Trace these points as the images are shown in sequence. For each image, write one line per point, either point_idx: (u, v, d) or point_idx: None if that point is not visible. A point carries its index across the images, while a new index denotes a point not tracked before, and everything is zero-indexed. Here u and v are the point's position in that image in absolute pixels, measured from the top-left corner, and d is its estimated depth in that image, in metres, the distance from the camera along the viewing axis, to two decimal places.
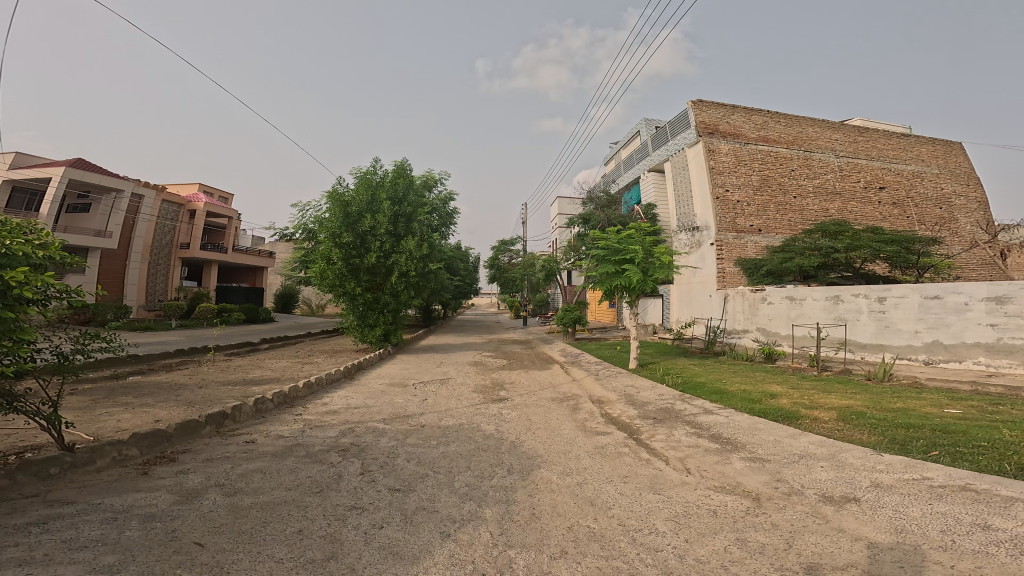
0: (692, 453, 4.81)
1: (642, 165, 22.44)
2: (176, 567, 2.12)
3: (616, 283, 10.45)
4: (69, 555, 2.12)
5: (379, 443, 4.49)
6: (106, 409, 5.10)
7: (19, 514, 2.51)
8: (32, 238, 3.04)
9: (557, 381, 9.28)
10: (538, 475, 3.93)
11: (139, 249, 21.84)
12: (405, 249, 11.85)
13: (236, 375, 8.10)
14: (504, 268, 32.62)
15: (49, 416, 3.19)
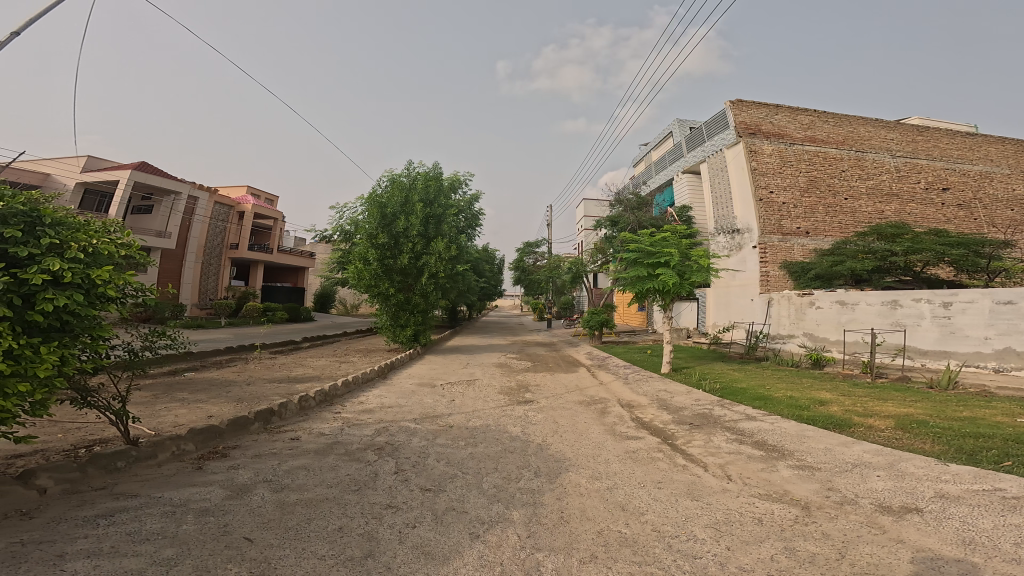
0: (734, 460, 4.65)
1: (676, 166, 21.84)
2: (229, 560, 2.25)
3: (649, 287, 10.19)
4: (133, 548, 2.30)
5: (410, 443, 4.60)
6: (166, 404, 5.50)
7: (88, 506, 2.74)
8: (115, 238, 3.29)
9: (586, 384, 9.20)
10: (566, 479, 3.91)
11: (194, 250, 23.31)
12: (435, 250, 12.02)
13: (280, 373, 8.53)
14: (529, 269, 32.60)
15: (117, 411, 3.47)
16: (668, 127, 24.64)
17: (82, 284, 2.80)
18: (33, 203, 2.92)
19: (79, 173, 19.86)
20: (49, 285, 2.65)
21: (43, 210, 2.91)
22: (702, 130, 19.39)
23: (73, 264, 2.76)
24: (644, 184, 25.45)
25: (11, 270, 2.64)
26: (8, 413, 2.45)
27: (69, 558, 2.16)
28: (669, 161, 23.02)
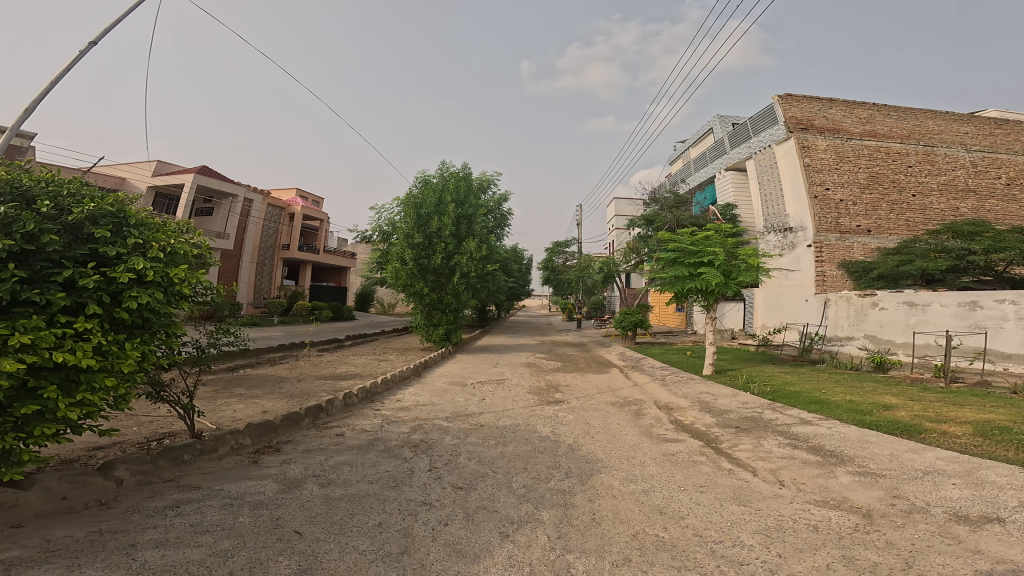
0: (786, 465, 4.44)
1: (719, 163, 20.87)
2: (280, 552, 2.42)
3: (689, 287, 9.84)
4: (195, 538, 2.51)
5: (443, 441, 4.72)
6: (225, 399, 5.96)
7: (158, 497, 3.02)
8: (187, 238, 3.61)
9: (619, 385, 9.03)
10: (598, 480, 3.89)
11: (249, 251, 24.90)
12: (467, 250, 12.23)
13: (325, 370, 8.99)
14: (558, 269, 32.22)
15: (185, 405, 3.80)
16: (709, 123, 23.64)
17: (161, 283, 3.09)
18: (119, 205, 3.24)
19: (149, 178, 21.69)
20: (134, 285, 2.95)
21: (128, 212, 3.23)
22: (747, 125, 18.41)
23: (154, 263, 3.04)
24: (682, 183, 24.53)
25: (101, 268, 2.94)
26: (97, 405, 2.74)
27: (141, 547, 2.37)
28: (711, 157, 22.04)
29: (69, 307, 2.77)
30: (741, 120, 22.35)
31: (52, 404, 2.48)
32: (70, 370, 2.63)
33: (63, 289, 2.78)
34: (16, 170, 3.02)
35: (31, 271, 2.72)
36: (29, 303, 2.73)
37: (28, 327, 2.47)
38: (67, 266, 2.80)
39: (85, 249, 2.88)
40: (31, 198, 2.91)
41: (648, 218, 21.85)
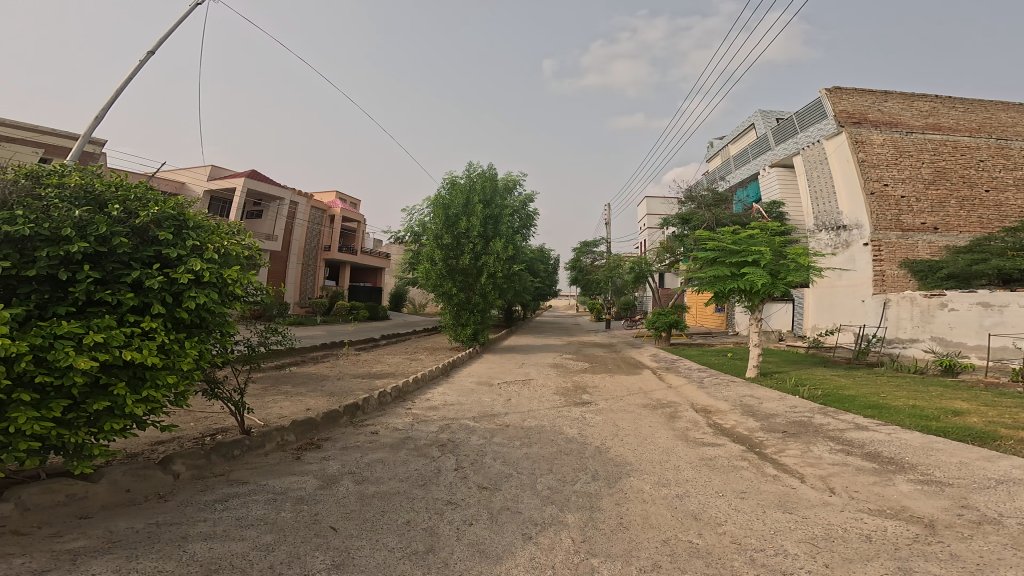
0: (839, 472, 4.21)
1: (763, 159, 19.82)
2: (316, 547, 2.56)
3: (732, 287, 9.43)
4: (241, 531, 2.68)
5: (469, 441, 4.81)
6: (272, 397, 6.34)
7: (210, 491, 3.24)
8: (239, 240, 3.89)
9: (651, 387, 8.82)
10: (627, 483, 3.85)
11: (296, 252, 26.23)
12: (494, 251, 12.32)
13: (362, 369, 9.37)
14: (585, 270, 31.60)
15: (236, 403, 4.08)
16: (750, 118, 22.63)
17: (217, 283, 3.35)
18: (179, 208, 3.53)
19: (206, 182, 23.10)
20: (192, 285, 3.21)
21: (187, 215, 3.51)
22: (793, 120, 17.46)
23: (210, 265, 3.30)
24: (721, 180, 23.49)
25: (164, 269, 3.21)
26: (159, 402, 3.00)
27: (191, 539, 2.54)
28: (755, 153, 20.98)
29: (137, 306, 3.04)
30: (784, 116, 21.23)
31: (121, 401, 2.76)
32: (137, 368, 2.90)
33: (132, 289, 3.07)
34: (91, 176, 3.33)
35: (105, 272, 3.01)
36: (103, 303, 3.02)
37: (101, 327, 2.74)
38: (135, 267, 3.08)
39: (150, 251, 3.16)
40: (104, 202, 3.21)
41: (685, 217, 21.06)
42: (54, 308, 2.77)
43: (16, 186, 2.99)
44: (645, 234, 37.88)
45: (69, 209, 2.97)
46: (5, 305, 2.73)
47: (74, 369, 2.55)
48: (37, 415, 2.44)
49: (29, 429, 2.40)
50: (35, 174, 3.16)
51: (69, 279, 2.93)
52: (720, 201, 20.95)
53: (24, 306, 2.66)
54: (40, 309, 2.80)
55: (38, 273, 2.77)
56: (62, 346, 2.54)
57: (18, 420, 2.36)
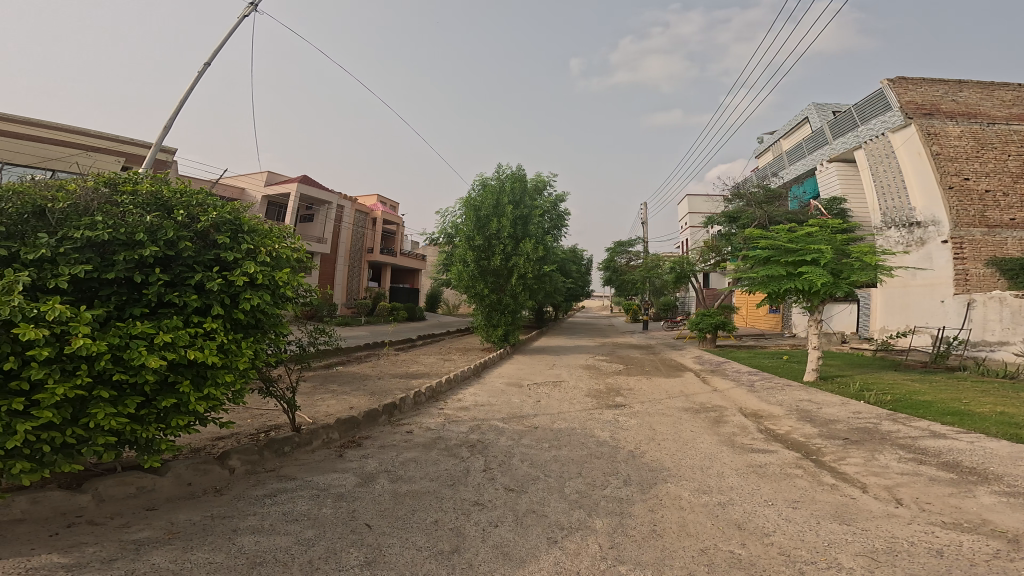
0: (908, 481, 3.92)
1: (821, 153, 18.41)
2: (352, 543, 2.73)
3: (789, 287, 8.83)
4: (286, 526, 2.89)
5: (499, 442, 4.90)
6: (320, 395, 6.73)
7: (261, 486, 3.52)
8: (290, 242, 4.16)
9: (694, 390, 8.50)
10: (663, 490, 3.78)
11: (343, 255, 27.52)
12: (524, 251, 12.31)
13: (399, 369, 9.73)
14: (621, 270, 30.71)
15: (288, 401, 4.39)
16: (803, 112, 21.27)
17: (270, 285, 3.63)
18: (236, 213, 3.83)
19: (263, 188, 24.56)
20: (247, 288, 3.50)
21: (242, 219, 3.81)
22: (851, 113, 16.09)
23: (263, 268, 3.57)
24: (772, 177, 22.07)
25: (224, 271, 3.51)
26: (218, 400, 3.31)
27: (241, 532, 2.77)
28: (811, 148, 19.56)
29: (199, 307, 3.36)
30: (843, 107, 19.70)
31: (186, 398, 3.06)
32: (199, 367, 3.20)
33: (195, 291, 3.38)
34: (159, 183, 3.67)
35: (173, 275, 3.34)
36: (171, 304, 3.35)
37: (168, 328, 3.05)
38: (198, 270, 3.40)
39: (211, 254, 3.47)
40: (170, 208, 3.54)
41: (733, 214, 19.46)
42: (130, 309, 3.10)
43: (97, 193, 3.34)
44: (686, 233, 36.40)
45: (141, 216, 3.30)
46: (90, 305, 3.10)
47: (146, 367, 2.86)
48: (114, 410, 2.75)
49: (108, 423, 2.72)
50: (113, 181, 3.53)
51: (142, 282, 3.27)
52: (772, 198, 19.67)
53: (106, 307, 3.01)
54: (118, 310, 3.14)
55: (117, 276, 3.10)
56: (136, 346, 2.85)
57: (98, 416, 2.68)
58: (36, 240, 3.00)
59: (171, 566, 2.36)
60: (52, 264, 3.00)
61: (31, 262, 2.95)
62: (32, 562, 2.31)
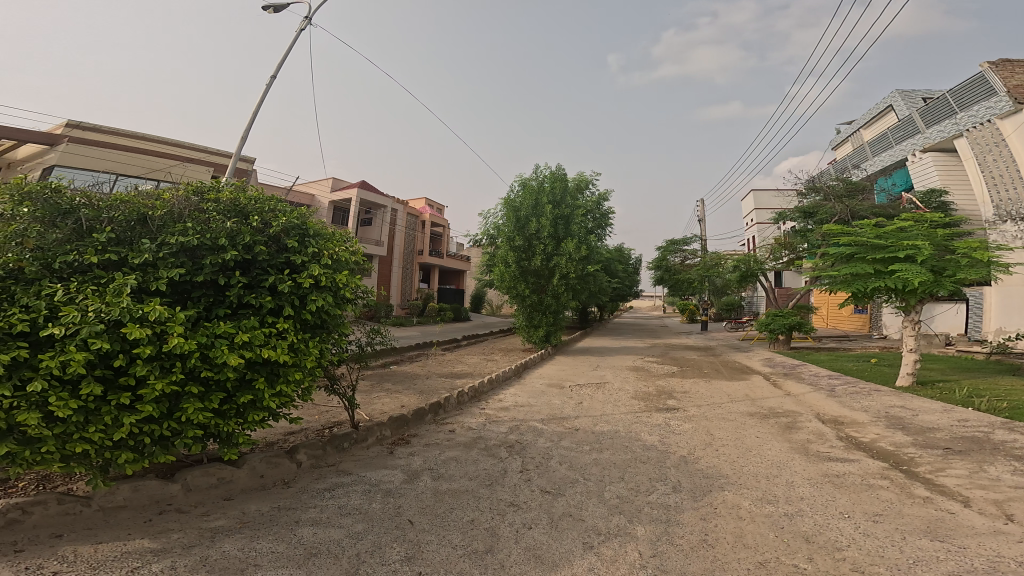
0: (1022, 498, 3.50)
1: (911, 143, 16.54)
2: (395, 539, 2.91)
3: (877, 286, 7.98)
4: (341, 519, 3.14)
5: (537, 443, 4.95)
6: (375, 394, 7.12)
7: (322, 480, 3.84)
8: (349, 245, 4.46)
9: (761, 395, 8.00)
10: (719, 498, 3.64)
11: (397, 257, 28.78)
12: (566, 251, 12.16)
13: (446, 369, 10.04)
14: (675, 270, 29.31)
15: (348, 399, 4.72)
16: (883, 100, 19.44)
17: (332, 287, 3.94)
18: (303, 218, 4.18)
19: (329, 193, 26.18)
20: (313, 290, 3.83)
21: (308, 223, 4.13)
22: (949, 101, 14.65)
23: (326, 270, 3.88)
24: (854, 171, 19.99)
25: (293, 273, 3.86)
26: (288, 396, 3.66)
27: (301, 524, 3.05)
28: (897, 137, 17.61)
29: (273, 308, 3.72)
30: (934, 93, 17.80)
31: (261, 394, 3.43)
32: (273, 365, 3.56)
33: (269, 293, 3.75)
34: (238, 191, 4.08)
35: (251, 278, 3.72)
36: (249, 305, 3.74)
37: (247, 328, 3.41)
38: (271, 273, 3.76)
39: (282, 258, 3.82)
40: (248, 213, 3.92)
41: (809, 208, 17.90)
42: (216, 310, 3.51)
43: (188, 201, 3.77)
44: (752, 230, 34.11)
45: (224, 222, 3.69)
46: (184, 305, 3.54)
47: (227, 365, 3.24)
48: (200, 406, 3.16)
49: (196, 417, 3.12)
50: (201, 190, 3.97)
51: (225, 284, 3.68)
52: (853, 191, 17.65)
53: (196, 308, 3.42)
54: (206, 310, 3.57)
55: (205, 279, 3.52)
56: (219, 345, 3.23)
57: (189, 410, 3.09)
58: (140, 246, 3.45)
59: (239, 554, 2.64)
60: (153, 268, 3.44)
61: (137, 266, 3.41)
62: (130, 545, 2.68)
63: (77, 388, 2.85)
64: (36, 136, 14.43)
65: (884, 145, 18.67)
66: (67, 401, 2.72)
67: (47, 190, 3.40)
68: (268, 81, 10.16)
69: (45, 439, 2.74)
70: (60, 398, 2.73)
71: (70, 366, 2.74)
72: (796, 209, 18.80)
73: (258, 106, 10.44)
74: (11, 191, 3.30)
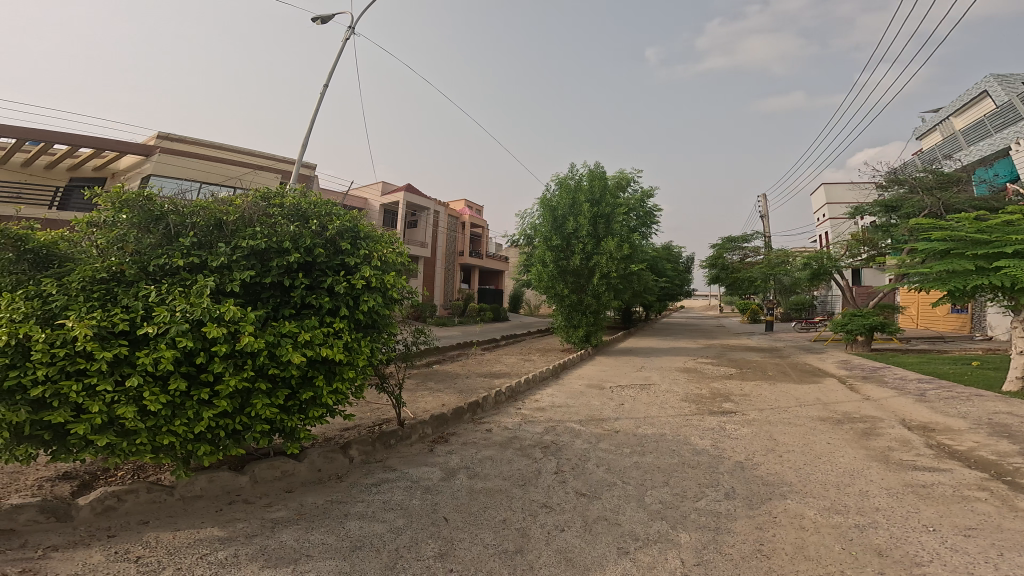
0: None
1: (1017, 130, 14.77)
2: (430, 535, 3.02)
3: (979, 285, 7.08)
4: (383, 514, 3.30)
5: (574, 444, 4.92)
6: (419, 393, 7.37)
7: (370, 475, 4.06)
8: (396, 247, 4.64)
9: (833, 399, 7.42)
10: (778, 506, 3.44)
11: (440, 258, 29.47)
12: (606, 250, 11.87)
13: (485, 368, 10.17)
14: (732, 268, 27.76)
15: (395, 397, 4.93)
16: (975, 86, 17.63)
17: (381, 288, 4.15)
18: (355, 221, 4.40)
19: (379, 197, 27.31)
20: (365, 290, 4.05)
21: (360, 226, 4.36)
22: None
23: (376, 272, 4.08)
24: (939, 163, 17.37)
25: (347, 274, 4.09)
26: (343, 394, 3.91)
27: (350, 517, 3.24)
28: (997, 125, 16.32)
29: (331, 308, 3.97)
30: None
31: (319, 391, 3.70)
32: (331, 363, 3.82)
33: (327, 293, 4.00)
34: (299, 196, 4.36)
35: (312, 279, 3.99)
36: (310, 305, 4.01)
37: (309, 328, 3.66)
38: (329, 274, 4.01)
39: (338, 260, 4.06)
40: (308, 217, 4.20)
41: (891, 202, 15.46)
42: (282, 310, 3.80)
43: (257, 206, 4.08)
44: (825, 226, 31.47)
45: (288, 227, 3.98)
46: (255, 305, 3.86)
47: (292, 363, 3.51)
48: (268, 401, 3.45)
49: (264, 412, 3.42)
50: (268, 196, 4.28)
51: (289, 285, 3.97)
52: (947, 183, 15.26)
53: (264, 309, 3.72)
54: (273, 309, 3.87)
55: (272, 281, 3.82)
56: (285, 344, 3.50)
57: (258, 406, 3.39)
58: (218, 250, 3.79)
59: (294, 544, 2.86)
60: (229, 270, 3.78)
61: (215, 269, 3.76)
62: (202, 533, 2.98)
63: (167, 383, 3.20)
64: (134, 146, 15.98)
65: (982, 133, 16.82)
66: (158, 397, 3.07)
67: (143, 198, 3.82)
68: (320, 94, 10.74)
69: (140, 431, 3.11)
70: (153, 393, 3.08)
71: (161, 362, 3.09)
72: (876, 202, 16.43)
73: (312, 120, 11.08)
74: (111, 200, 3.73)
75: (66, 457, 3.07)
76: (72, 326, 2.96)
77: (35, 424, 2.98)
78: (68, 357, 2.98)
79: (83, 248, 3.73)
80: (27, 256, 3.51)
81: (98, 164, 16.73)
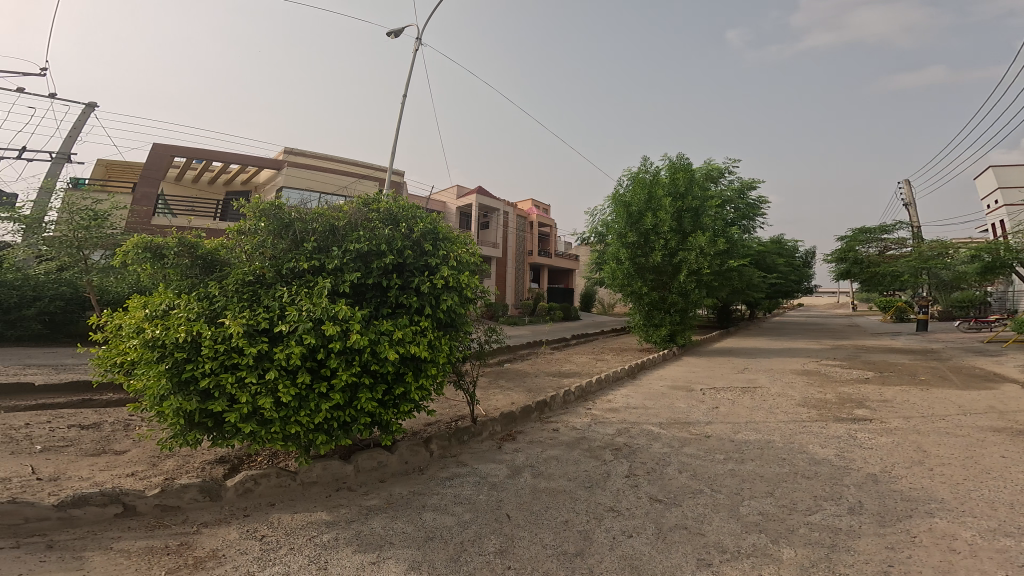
0: None
1: None
2: (494, 531, 3.08)
3: None
4: (453, 508, 3.45)
5: (650, 448, 4.63)
6: (493, 391, 7.53)
7: (446, 469, 4.27)
8: (470, 248, 4.83)
9: (1009, 408, 5.97)
10: (917, 524, 2.88)
11: (511, 258, 29.96)
12: (695, 245, 11.02)
13: (556, 368, 10.05)
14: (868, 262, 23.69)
15: (471, 394, 5.12)
16: None
17: (457, 287, 4.37)
18: (435, 223, 4.67)
19: (455, 201, 28.69)
20: (445, 290, 4.31)
21: (439, 228, 4.63)
22: None
23: (454, 272, 4.31)
24: None
25: (431, 274, 4.38)
26: (428, 389, 4.19)
27: (426, 508, 3.45)
28: None
29: (418, 307, 4.27)
30: None
31: (408, 387, 3.99)
32: (418, 361, 4.11)
33: (415, 293, 4.31)
34: (391, 201, 4.74)
35: (404, 279, 4.33)
36: (401, 305, 4.35)
37: (401, 327, 3.98)
38: (417, 274, 4.32)
39: (423, 261, 4.36)
40: (399, 220, 4.57)
41: None
42: (381, 309, 4.17)
43: (361, 212, 4.53)
44: (1000, 212, 25.44)
45: (383, 230, 4.36)
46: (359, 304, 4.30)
47: (388, 360, 3.84)
48: (371, 395, 3.83)
49: (367, 405, 3.80)
50: (368, 201, 4.70)
51: (385, 286, 4.35)
52: None
53: (367, 308, 4.12)
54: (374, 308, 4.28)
55: (373, 281, 4.22)
56: (382, 341, 3.84)
57: (363, 399, 3.78)
58: (331, 254, 4.28)
59: (381, 531, 3.12)
60: (341, 272, 4.25)
61: (330, 271, 4.25)
62: (313, 516, 3.40)
63: (294, 377, 3.71)
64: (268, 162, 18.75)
65: None
66: (287, 390, 3.57)
67: (275, 207, 4.44)
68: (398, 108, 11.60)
69: (275, 420, 3.63)
70: (285, 386, 3.59)
71: (291, 357, 3.60)
72: None
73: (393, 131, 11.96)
74: (252, 210, 4.37)
75: (222, 441, 3.71)
76: (229, 325, 3.56)
77: (204, 411, 3.63)
78: (225, 352, 3.59)
79: (236, 253, 4.47)
80: (198, 261, 4.34)
81: (245, 178, 20.16)
